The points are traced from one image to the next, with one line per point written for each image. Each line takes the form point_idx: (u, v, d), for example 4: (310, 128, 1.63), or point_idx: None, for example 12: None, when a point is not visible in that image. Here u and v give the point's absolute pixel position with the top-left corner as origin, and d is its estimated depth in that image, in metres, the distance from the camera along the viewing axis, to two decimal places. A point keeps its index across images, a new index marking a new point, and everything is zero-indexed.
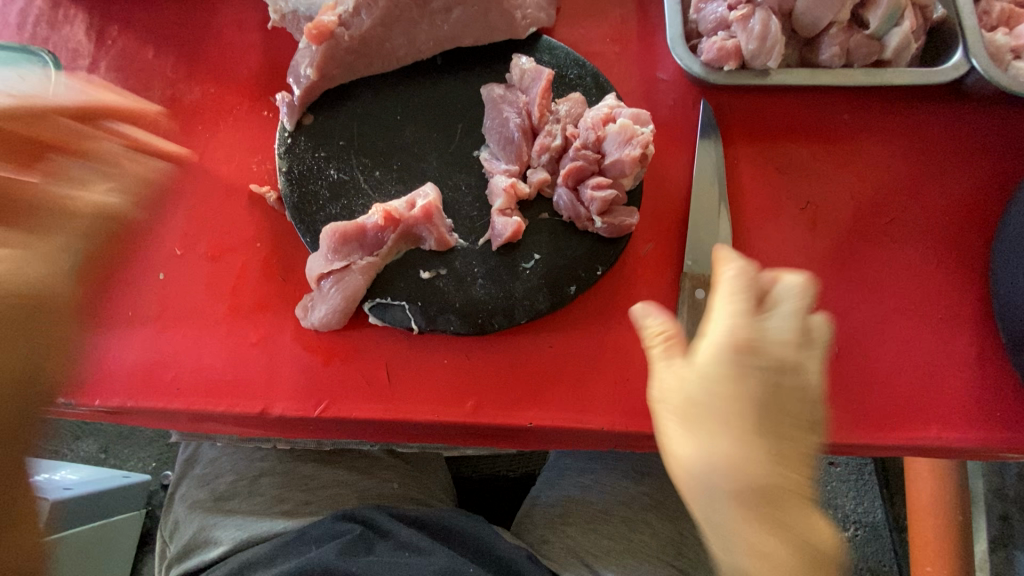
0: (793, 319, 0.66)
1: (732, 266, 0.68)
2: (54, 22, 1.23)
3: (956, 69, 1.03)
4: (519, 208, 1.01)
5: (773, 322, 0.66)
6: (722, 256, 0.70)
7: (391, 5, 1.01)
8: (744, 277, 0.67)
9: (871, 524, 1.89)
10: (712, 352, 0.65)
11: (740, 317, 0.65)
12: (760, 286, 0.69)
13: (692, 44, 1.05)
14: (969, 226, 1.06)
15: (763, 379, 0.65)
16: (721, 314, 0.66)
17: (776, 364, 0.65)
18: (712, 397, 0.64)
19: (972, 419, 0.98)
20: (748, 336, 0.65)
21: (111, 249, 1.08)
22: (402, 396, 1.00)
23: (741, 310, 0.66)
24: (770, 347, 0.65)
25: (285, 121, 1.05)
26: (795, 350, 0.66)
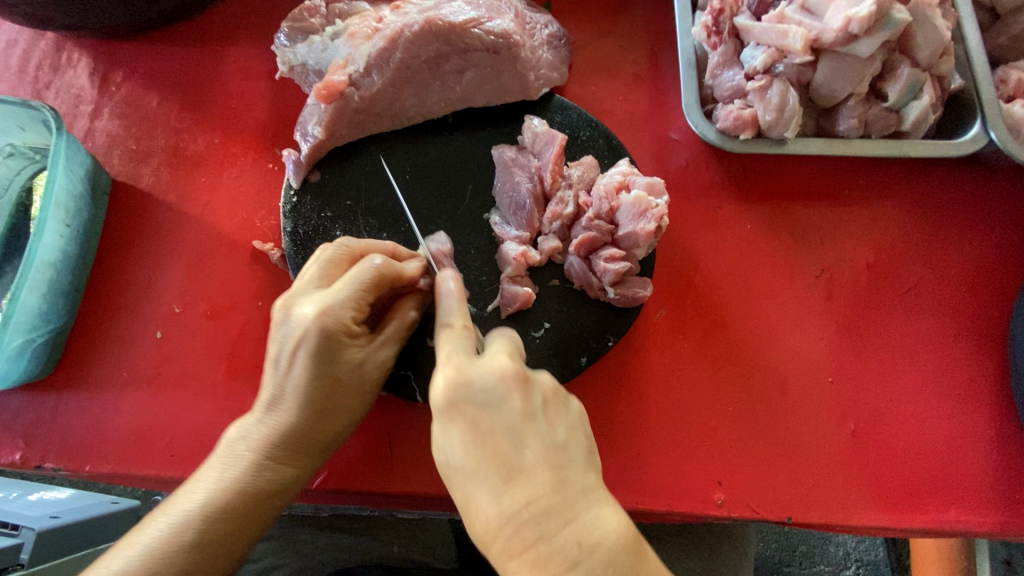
0: (494, 352, 0.68)
1: (444, 315, 0.74)
2: (56, 65, 1.21)
3: (975, 142, 1.00)
4: (529, 275, 0.99)
5: (469, 362, 0.67)
6: (444, 299, 0.75)
7: (402, 65, 0.99)
8: (455, 334, 0.71)
9: (873, 563, 1.72)
10: (448, 382, 0.65)
11: (456, 350, 0.68)
12: (455, 326, 0.72)
13: (707, 109, 1.04)
14: (987, 298, 1.03)
15: (477, 406, 0.64)
16: (495, 350, 0.68)
17: (487, 393, 0.65)
18: (494, 407, 0.64)
19: (991, 501, 0.95)
20: (457, 369, 0.66)
21: (107, 305, 1.05)
22: (406, 467, 0.97)
23: (452, 353, 0.68)
24: (477, 376, 0.65)
25: (291, 178, 1.02)
26: (500, 381, 0.65)
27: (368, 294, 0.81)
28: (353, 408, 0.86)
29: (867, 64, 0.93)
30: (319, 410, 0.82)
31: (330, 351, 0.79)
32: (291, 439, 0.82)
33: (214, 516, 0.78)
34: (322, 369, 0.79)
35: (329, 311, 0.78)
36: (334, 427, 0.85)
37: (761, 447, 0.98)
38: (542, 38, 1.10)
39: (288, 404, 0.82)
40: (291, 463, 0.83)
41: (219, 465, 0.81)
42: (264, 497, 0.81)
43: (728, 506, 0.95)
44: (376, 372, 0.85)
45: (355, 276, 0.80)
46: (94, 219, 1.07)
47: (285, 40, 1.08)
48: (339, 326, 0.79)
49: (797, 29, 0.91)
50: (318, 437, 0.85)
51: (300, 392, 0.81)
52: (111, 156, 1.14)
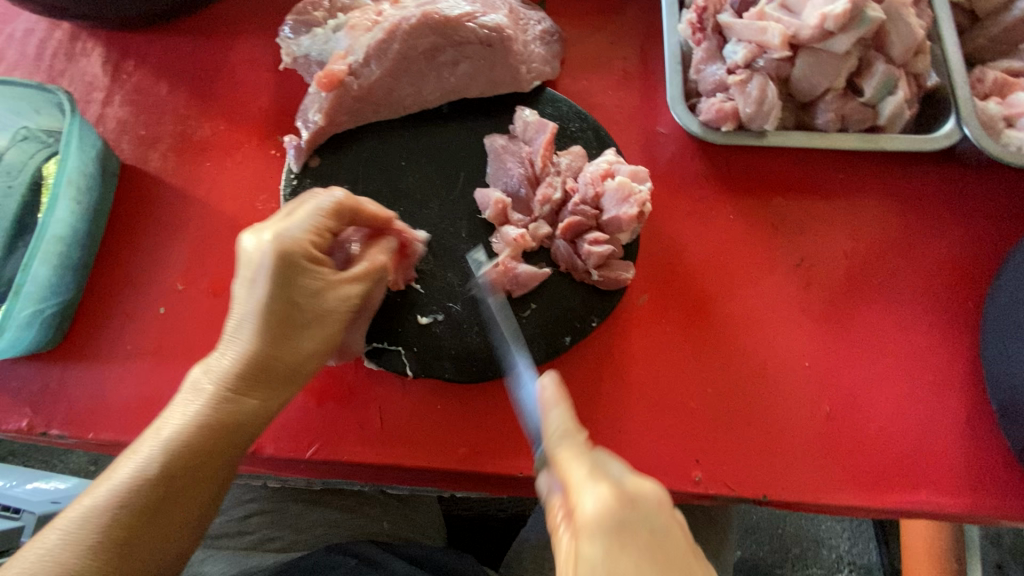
0: (636, 477, 0.70)
1: (556, 426, 0.74)
2: (71, 54, 1.27)
3: (949, 137, 1.04)
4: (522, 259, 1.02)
5: (615, 480, 0.69)
6: (550, 408, 0.76)
7: (399, 56, 1.04)
8: (575, 440, 0.73)
9: (866, 567, 1.73)
10: (603, 505, 0.66)
11: (592, 465, 0.70)
12: (577, 435, 0.74)
13: (691, 102, 1.08)
14: (960, 289, 1.07)
15: (644, 528, 0.66)
16: (629, 472, 0.70)
17: (652, 518, 0.67)
18: (660, 530, 0.67)
19: (959, 484, 0.98)
20: (616, 494, 0.67)
21: (113, 282, 1.10)
22: (395, 440, 1.00)
23: (600, 472, 0.69)
24: (640, 500, 0.67)
25: (292, 163, 1.07)
26: (661, 509, 0.68)
27: (328, 220, 0.86)
28: (316, 336, 0.87)
29: (842, 60, 0.97)
30: (277, 335, 0.84)
31: (286, 271, 0.82)
32: (251, 367, 0.84)
33: (176, 448, 0.79)
34: (280, 291, 0.83)
35: (287, 235, 0.83)
36: (298, 351, 0.86)
37: (739, 429, 1.01)
38: (535, 33, 1.15)
39: (248, 330, 0.84)
40: (254, 392, 0.84)
41: (183, 402, 0.83)
42: (228, 429, 0.82)
43: (705, 483, 0.98)
44: (341, 303, 0.86)
45: (311, 206, 0.86)
46: (104, 198, 1.12)
47: (289, 32, 1.13)
48: (299, 253, 0.83)
49: (775, 27, 0.96)
50: (280, 363, 0.85)
51: (259, 320, 0.83)
52: (121, 140, 1.19)
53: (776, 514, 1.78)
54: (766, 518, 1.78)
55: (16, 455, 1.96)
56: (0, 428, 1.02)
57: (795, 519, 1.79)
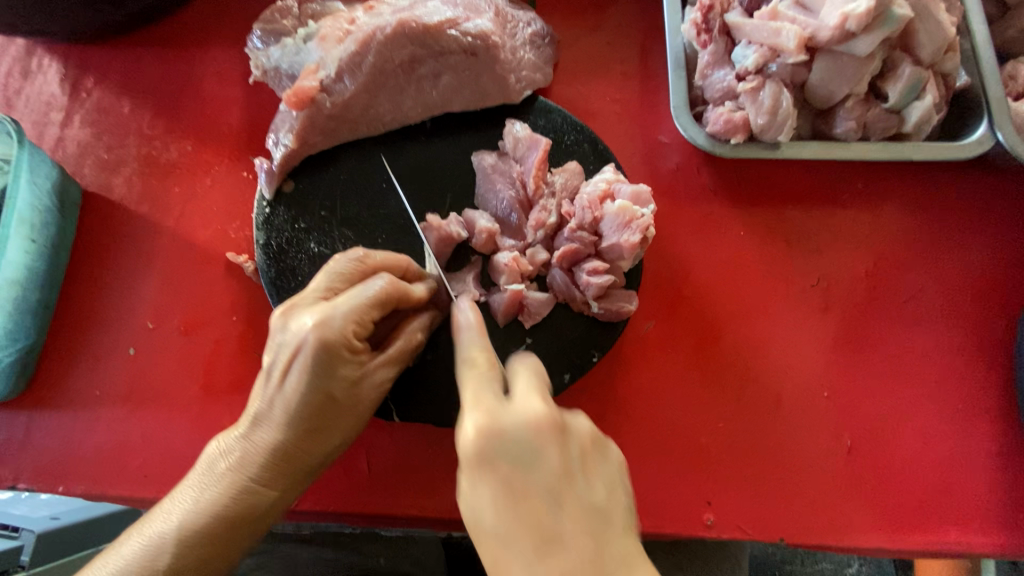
0: (524, 398, 0.65)
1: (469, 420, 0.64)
2: (26, 70, 1.17)
3: (981, 144, 0.94)
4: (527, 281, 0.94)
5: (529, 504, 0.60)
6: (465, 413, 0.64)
7: (375, 69, 0.95)
8: (482, 373, 0.67)
9: (877, 561, 1.66)
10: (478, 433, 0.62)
11: (486, 392, 0.65)
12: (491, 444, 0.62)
13: (697, 111, 0.98)
14: (991, 306, 0.99)
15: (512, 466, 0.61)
16: (529, 389, 0.66)
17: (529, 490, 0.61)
18: (532, 466, 0.62)
19: (991, 520, 0.91)
20: (490, 415, 0.63)
21: (79, 321, 1.02)
22: (385, 488, 0.94)
23: (481, 392, 0.65)
24: (512, 428, 0.62)
25: (264, 188, 0.98)
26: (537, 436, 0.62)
27: (374, 310, 0.76)
28: (343, 429, 0.80)
29: (864, 64, 0.88)
30: (307, 428, 0.77)
31: (325, 366, 0.73)
32: (275, 458, 0.77)
33: (192, 538, 0.75)
34: (316, 383, 0.74)
35: (328, 324, 0.73)
36: (324, 446, 0.80)
37: (753, 466, 0.94)
38: (525, 37, 1.05)
39: (277, 418, 0.77)
40: (273, 486, 0.78)
41: (197, 485, 0.78)
42: (249, 518, 0.78)
43: (718, 526, 0.92)
44: (376, 393, 0.80)
45: (361, 291, 0.75)
46: (65, 231, 1.04)
47: (258, 43, 1.04)
48: (343, 342, 0.74)
49: (791, 28, 0.86)
50: (307, 457, 0.79)
51: (290, 408, 0.76)
52: (83, 165, 1.11)
53: None
54: None
55: None
56: None
57: None
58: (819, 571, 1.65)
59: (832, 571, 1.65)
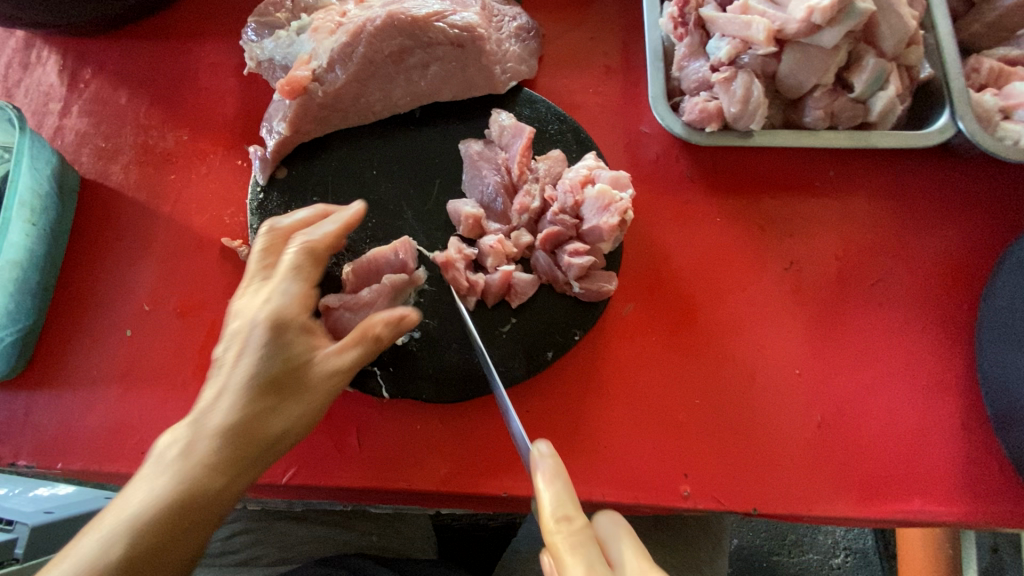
0: (637, 569, 0.68)
1: (553, 511, 0.68)
2: (25, 62, 1.20)
3: (943, 132, 0.99)
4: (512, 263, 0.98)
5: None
6: (544, 483, 0.68)
7: (365, 60, 0.99)
8: (576, 529, 0.68)
9: (862, 551, 1.70)
10: None
11: (593, 564, 0.67)
12: (576, 521, 0.68)
13: (675, 101, 1.03)
14: (954, 287, 1.04)
15: None
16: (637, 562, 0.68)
17: None
18: None
19: (954, 490, 0.96)
20: None
21: (77, 304, 1.05)
22: (374, 462, 0.97)
23: (591, 566, 0.67)
24: None
25: (258, 175, 1.02)
26: None
27: (308, 284, 0.81)
28: (300, 409, 0.77)
29: (830, 55, 0.93)
30: (260, 406, 0.74)
31: (275, 340, 0.76)
32: (229, 442, 0.72)
33: (133, 537, 0.65)
34: (267, 359, 0.76)
35: (273, 300, 0.78)
36: (280, 428, 0.76)
37: (728, 440, 0.98)
38: (510, 30, 1.09)
39: (229, 402, 0.74)
40: (226, 473, 0.71)
41: (141, 484, 0.69)
42: (197, 514, 0.69)
43: (693, 498, 0.96)
44: (332, 373, 0.79)
45: (291, 264, 0.81)
46: (64, 217, 1.07)
47: (252, 35, 1.07)
48: (291, 320, 0.78)
49: (760, 20, 0.91)
50: (262, 438, 0.75)
51: (243, 388, 0.75)
52: (81, 154, 1.14)
53: None
54: None
55: None
56: None
57: None
58: (806, 562, 1.70)
59: (818, 562, 1.70)
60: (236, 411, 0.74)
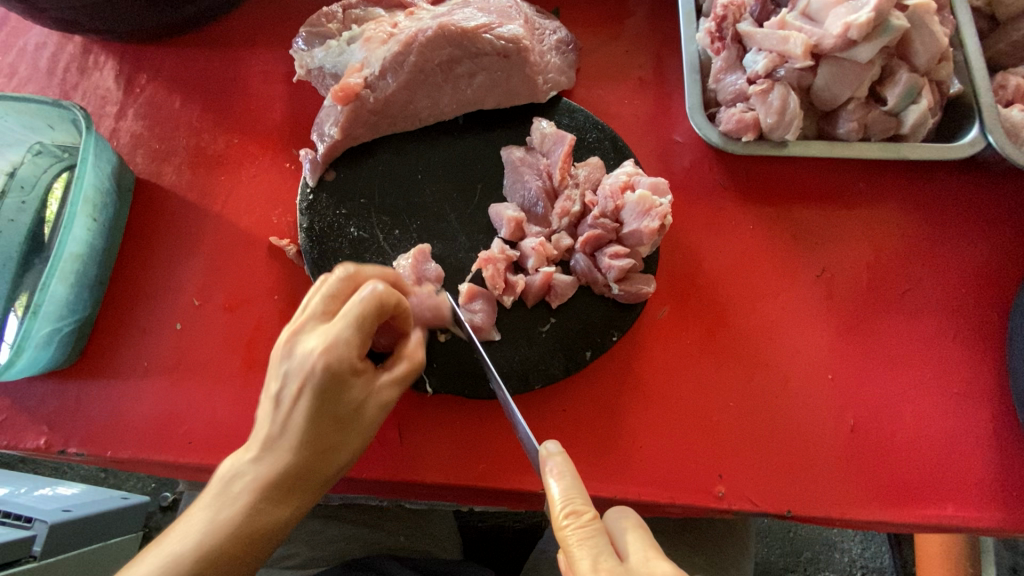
0: (643, 563, 0.70)
1: (560, 506, 0.72)
2: (83, 67, 1.26)
3: (973, 145, 1.02)
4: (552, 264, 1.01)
5: (622, 568, 0.70)
6: (552, 482, 0.74)
7: (415, 69, 1.03)
8: (585, 523, 0.72)
9: (880, 571, 1.68)
10: None
11: (600, 552, 0.71)
12: (583, 516, 0.72)
13: (710, 112, 1.07)
14: (984, 297, 1.06)
15: None
16: (642, 551, 0.71)
17: None
18: None
19: (986, 497, 0.97)
20: None
21: (129, 297, 1.09)
22: (413, 456, 1.00)
23: (597, 560, 0.70)
24: None
25: (308, 176, 1.06)
26: None
27: (372, 326, 0.77)
28: (354, 446, 0.81)
29: (865, 69, 0.96)
30: (318, 445, 0.77)
31: (335, 389, 0.76)
32: (287, 480, 0.76)
33: (205, 560, 0.70)
34: (325, 407, 0.76)
35: (334, 347, 0.74)
36: (335, 463, 0.80)
37: (761, 442, 1.00)
38: (551, 43, 1.14)
39: (290, 439, 0.76)
40: (284, 507, 0.76)
41: (209, 507, 0.73)
42: (260, 542, 0.74)
43: (728, 498, 0.97)
44: (378, 411, 0.81)
45: (355, 310, 0.75)
46: (120, 214, 1.11)
47: (303, 44, 1.12)
48: (352, 367, 0.76)
49: (798, 36, 0.95)
50: (320, 477, 0.79)
51: (302, 434, 0.76)
52: (135, 154, 1.19)
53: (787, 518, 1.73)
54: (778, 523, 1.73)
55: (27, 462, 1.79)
56: (17, 446, 1.02)
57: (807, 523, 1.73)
58: None
59: None
60: (292, 452, 0.76)
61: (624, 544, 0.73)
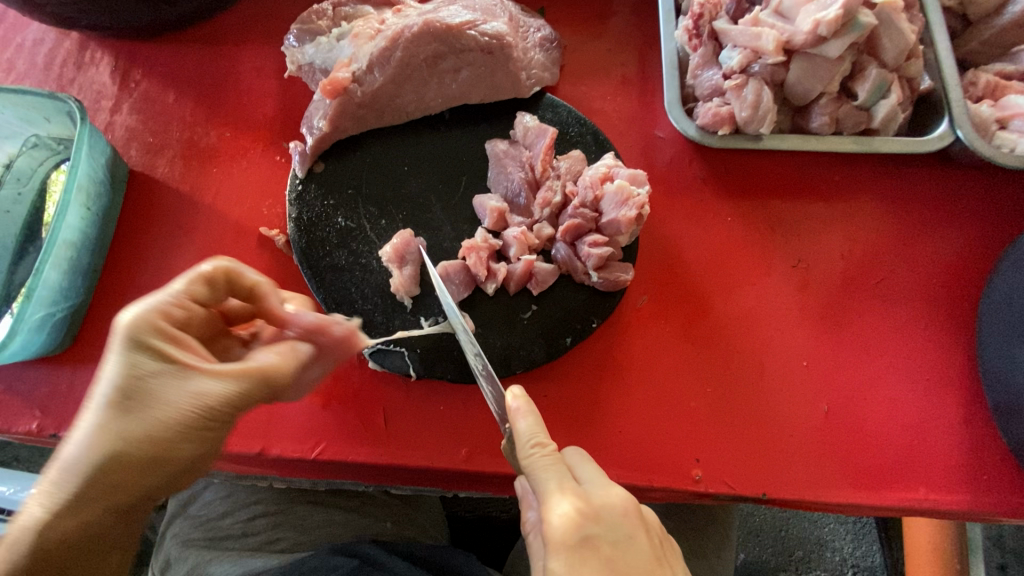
0: (602, 486, 0.75)
1: (526, 440, 0.75)
2: (80, 63, 1.29)
3: (942, 139, 1.05)
4: (536, 252, 1.03)
5: (584, 490, 0.74)
6: (518, 419, 0.76)
7: (401, 64, 1.06)
8: (550, 452, 0.75)
9: (870, 569, 1.70)
10: (572, 519, 0.71)
11: (566, 476, 0.74)
12: (548, 447, 0.75)
13: (689, 107, 1.10)
14: (955, 287, 1.08)
15: (607, 540, 0.72)
16: (601, 479, 0.76)
17: (615, 529, 0.72)
18: (626, 534, 0.73)
19: (956, 481, 0.99)
20: (578, 497, 0.72)
21: (122, 286, 1.12)
22: (398, 440, 1.02)
23: (563, 482, 0.73)
24: (606, 511, 0.73)
25: (297, 168, 1.09)
26: (624, 517, 0.73)
27: (197, 295, 0.73)
28: (136, 436, 0.65)
29: (835, 65, 1.00)
30: (108, 428, 0.65)
31: (127, 359, 0.67)
32: (61, 473, 0.64)
33: None
34: (123, 375, 0.66)
35: (139, 317, 0.68)
36: (166, 457, 0.67)
37: (737, 427, 1.02)
38: (535, 40, 1.17)
39: (83, 418, 0.66)
40: (54, 508, 0.63)
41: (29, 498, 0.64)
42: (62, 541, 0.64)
43: (705, 482, 0.99)
44: (182, 401, 0.67)
45: (194, 275, 0.73)
46: (113, 204, 1.14)
47: (294, 41, 1.15)
48: (162, 337, 0.68)
49: (770, 32, 0.98)
50: (134, 472, 0.66)
51: (99, 420, 0.65)
52: (130, 148, 1.22)
53: (779, 517, 1.75)
54: (769, 521, 1.74)
55: (22, 458, 1.80)
56: (10, 430, 1.04)
57: (798, 522, 1.75)
58: None
59: None
60: (93, 432, 0.65)
61: (583, 471, 0.77)
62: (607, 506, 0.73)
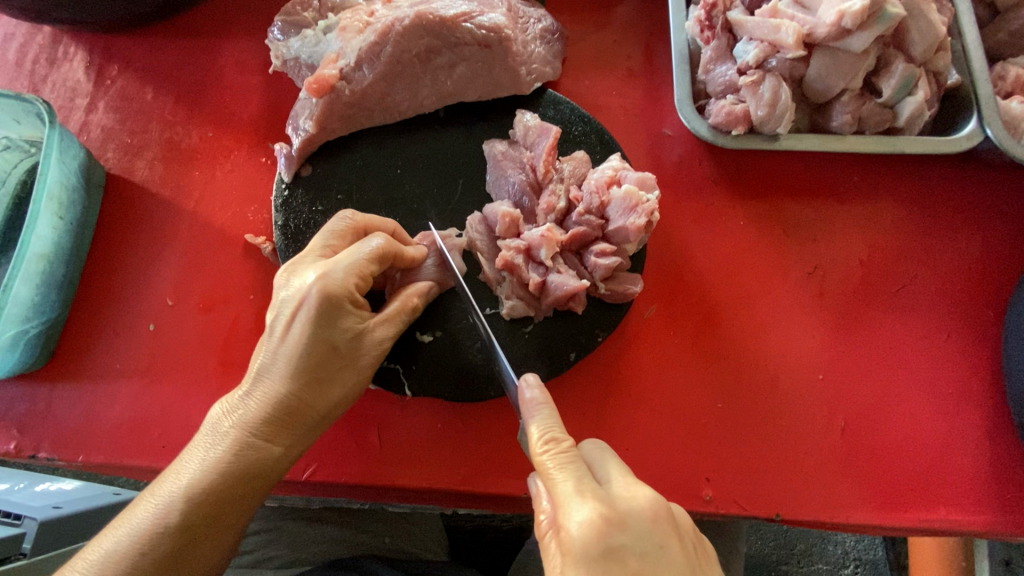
0: (625, 488, 0.67)
1: (538, 435, 0.70)
2: (53, 58, 1.22)
3: (971, 138, 0.98)
4: (557, 253, 0.95)
5: (604, 492, 0.66)
6: (530, 414, 0.72)
7: (392, 59, 1.00)
8: (564, 449, 0.69)
9: (872, 563, 1.65)
10: (591, 524, 0.63)
11: (583, 476, 0.68)
12: (564, 443, 0.70)
13: (700, 104, 1.03)
14: (979, 294, 1.03)
15: (636, 552, 0.62)
16: (625, 482, 0.68)
17: (643, 539, 0.63)
18: (655, 552, 0.63)
19: (978, 498, 0.95)
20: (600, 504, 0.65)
21: (101, 298, 1.06)
22: (393, 460, 0.97)
23: (579, 477, 0.67)
24: (632, 517, 0.64)
25: (283, 172, 1.02)
26: (653, 525, 0.64)
27: (369, 266, 0.83)
28: (347, 382, 0.83)
29: (860, 59, 0.93)
30: (312, 379, 0.80)
31: (328, 315, 0.79)
32: (279, 411, 0.79)
33: (198, 496, 0.75)
34: (319, 333, 0.79)
35: (329, 277, 0.79)
36: (329, 395, 0.82)
37: (749, 444, 0.97)
38: (535, 32, 1.09)
39: (279, 371, 0.80)
40: (277, 440, 0.79)
41: (201, 447, 0.78)
42: (255, 473, 0.77)
43: (715, 501, 0.95)
44: (374, 350, 0.84)
45: (356, 249, 0.83)
46: (89, 210, 1.08)
47: (278, 34, 1.08)
48: (337, 307, 0.80)
49: (790, 24, 0.91)
50: (312, 411, 0.81)
51: (293, 371, 0.79)
52: (107, 149, 1.15)
53: None
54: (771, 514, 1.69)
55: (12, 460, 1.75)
56: None
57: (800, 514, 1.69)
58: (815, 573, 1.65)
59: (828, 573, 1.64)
60: (285, 381, 0.79)
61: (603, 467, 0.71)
62: (650, 518, 0.64)
